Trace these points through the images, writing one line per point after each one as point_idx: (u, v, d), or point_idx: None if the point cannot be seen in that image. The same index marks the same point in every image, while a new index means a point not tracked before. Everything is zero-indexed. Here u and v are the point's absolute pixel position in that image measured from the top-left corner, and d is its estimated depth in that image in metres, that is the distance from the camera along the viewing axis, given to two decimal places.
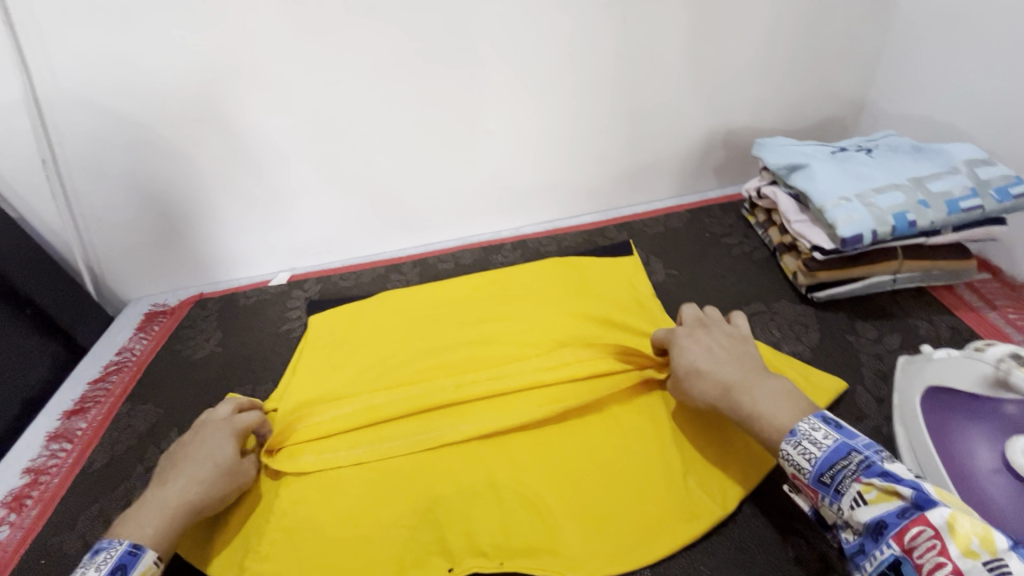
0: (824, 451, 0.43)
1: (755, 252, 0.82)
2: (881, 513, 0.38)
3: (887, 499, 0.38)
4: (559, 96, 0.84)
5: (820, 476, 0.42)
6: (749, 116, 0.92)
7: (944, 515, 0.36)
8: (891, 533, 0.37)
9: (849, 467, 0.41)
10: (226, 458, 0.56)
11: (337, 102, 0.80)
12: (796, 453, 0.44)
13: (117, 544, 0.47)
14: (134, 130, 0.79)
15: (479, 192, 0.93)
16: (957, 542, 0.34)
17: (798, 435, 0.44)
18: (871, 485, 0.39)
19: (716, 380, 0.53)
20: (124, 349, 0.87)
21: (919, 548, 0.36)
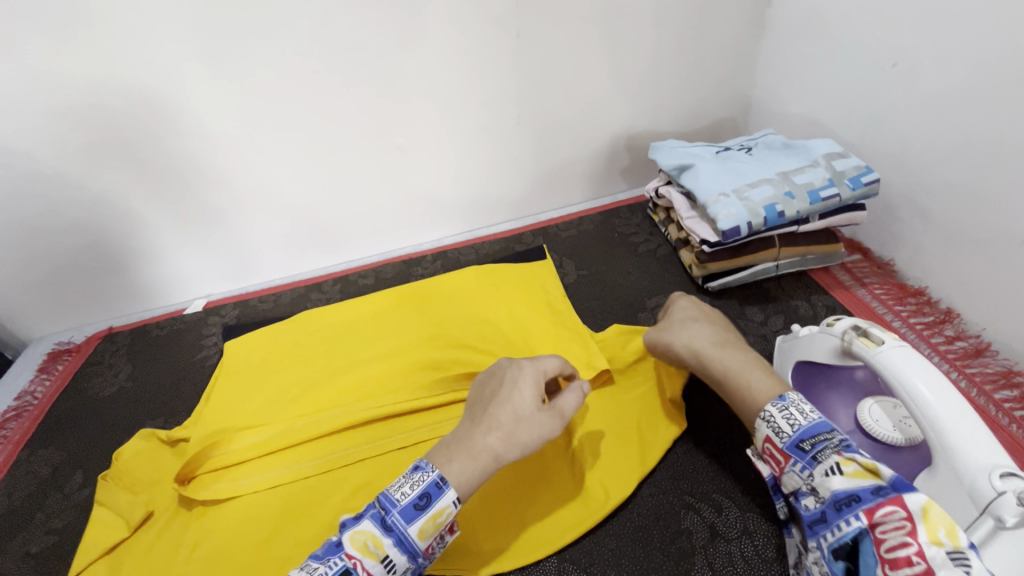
0: (808, 422, 0.44)
1: (659, 248, 0.87)
2: (854, 486, 0.40)
3: (863, 474, 0.40)
4: (464, 109, 0.86)
5: (799, 442, 0.44)
6: (647, 121, 0.97)
7: (922, 504, 0.37)
8: (862, 507, 0.39)
9: (831, 440, 0.43)
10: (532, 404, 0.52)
11: (237, 123, 0.79)
12: (780, 417, 0.46)
13: (430, 470, 0.46)
14: (15, 163, 0.74)
15: (396, 206, 0.94)
16: (927, 528, 0.36)
17: (786, 400, 0.46)
18: (850, 458, 0.41)
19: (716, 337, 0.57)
20: (24, 393, 0.82)
21: (886, 525, 0.38)
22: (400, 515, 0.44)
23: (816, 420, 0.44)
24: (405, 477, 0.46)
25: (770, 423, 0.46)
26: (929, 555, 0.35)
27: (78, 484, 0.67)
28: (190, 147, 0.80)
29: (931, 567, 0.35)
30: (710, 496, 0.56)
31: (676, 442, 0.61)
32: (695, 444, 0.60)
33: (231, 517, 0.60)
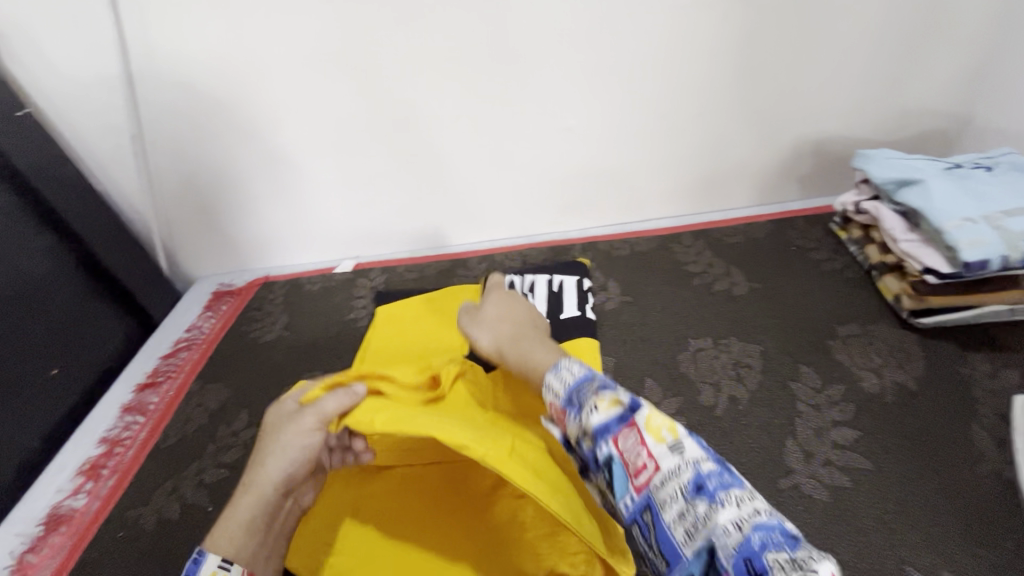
0: (575, 381, 0.44)
1: (847, 270, 0.77)
2: (606, 419, 0.39)
3: (610, 406, 0.40)
4: (645, 92, 0.81)
5: (569, 397, 0.42)
6: (843, 125, 0.86)
7: (648, 415, 0.39)
8: (612, 436, 0.38)
9: (592, 387, 0.42)
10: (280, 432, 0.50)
11: (418, 88, 0.78)
12: (556, 383, 0.45)
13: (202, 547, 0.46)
14: (219, 109, 0.79)
15: (551, 188, 0.91)
16: (654, 434, 0.38)
17: (559, 369, 0.46)
18: (604, 396, 0.40)
19: (502, 333, 0.58)
20: (193, 327, 0.88)
21: (628, 447, 0.38)
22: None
23: (581, 372, 0.44)
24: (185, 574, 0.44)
25: (551, 388, 0.45)
26: (656, 455, 0.37)
27: (244, 424, 0.71)
28: (368, 108, 0.80)
29: (657, 462, 0.37)
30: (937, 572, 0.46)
31: (890, 499, 0.51)
32: (914, 507, 0.50)
33: None
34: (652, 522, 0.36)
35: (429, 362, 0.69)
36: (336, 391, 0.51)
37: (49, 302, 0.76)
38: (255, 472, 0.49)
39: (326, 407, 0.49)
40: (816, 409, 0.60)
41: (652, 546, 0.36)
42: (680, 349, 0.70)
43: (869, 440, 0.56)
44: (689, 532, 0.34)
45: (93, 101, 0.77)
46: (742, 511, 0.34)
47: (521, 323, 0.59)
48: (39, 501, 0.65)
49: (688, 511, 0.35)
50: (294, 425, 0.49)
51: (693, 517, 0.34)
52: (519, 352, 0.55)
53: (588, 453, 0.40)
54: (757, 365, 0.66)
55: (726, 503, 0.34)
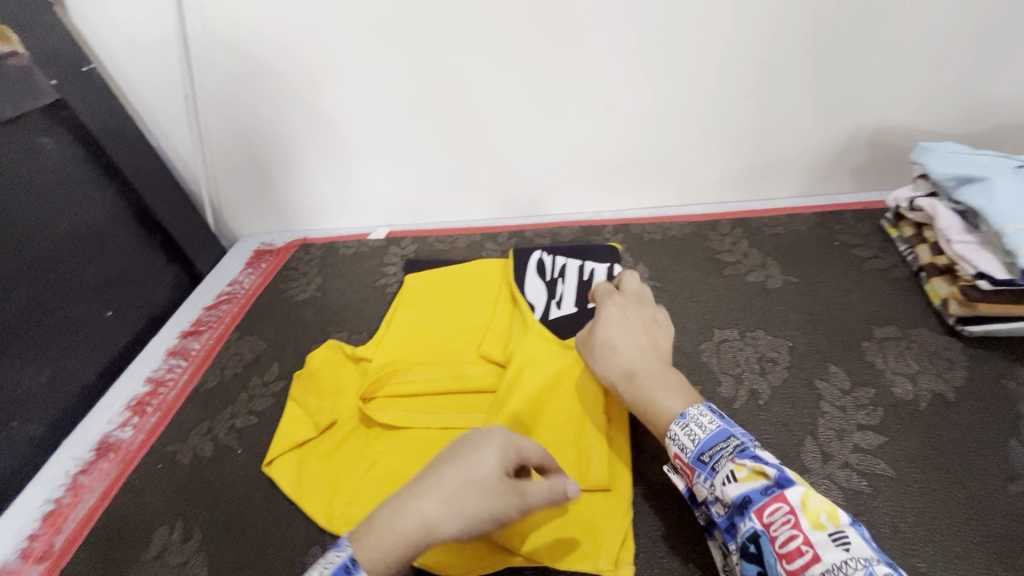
0: (709, 434, 0.43)
1: (893, 270, 0.73)
2: (745, 489, 0.39)
3: (751, 477, 0.39)
4: (693, 74, 0.78)
5: (700, 455, 0.43)
6: (906, 116, 0.81)
7: (801, 495, 0.37)
8: (752, 508, 0.38)
9: (727, 447, 0.42)
10: (500, 473, 0.42)
11: (459, 61, 0.78)
12: (683, 433, 0.44)
13: (343, 549, 0.40)
14: (267, 74, 0.81)
15: (587, 167, 0.90)
16: (809, 517, 0.36)
17: (687, 418, 0.45)
18: (744, 465, 0.40)
19: (629, 351, 0.53)
20: (235, 281, 0.93)
21: (775, 523, 0.37)
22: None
23: (713, 431, 0.43)
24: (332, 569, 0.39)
25: (676, 441, 0.45)
26: (815, 542, 0.35)
27: (275, 376, 0.74)
28: (410, 78, 0.80)
29: (816, 552, 0.35)
30: None
31: (910, 509, 0.49)
32: (933, 519, 0.49)
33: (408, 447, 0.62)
34: None
35: (450, 340, 0.73)
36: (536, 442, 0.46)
37: (106, 247, 0.82)
38: (457, 492, 0.41)
39: (536, 491, 0.43)
40: (841, 411, 0.58)
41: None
42: (704, 339, 0.68)
43: (894, 447, 0.54)
44: None
45: (152, 59, 0.80)
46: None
47: (651, 341, 0.54)
48: (92, 428, 0.71)
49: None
50: (490, 451, 0.43)
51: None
52: (644, 387, 0.50)
53: (724, 518, 0.41)
54: (783, 361, 0.64)
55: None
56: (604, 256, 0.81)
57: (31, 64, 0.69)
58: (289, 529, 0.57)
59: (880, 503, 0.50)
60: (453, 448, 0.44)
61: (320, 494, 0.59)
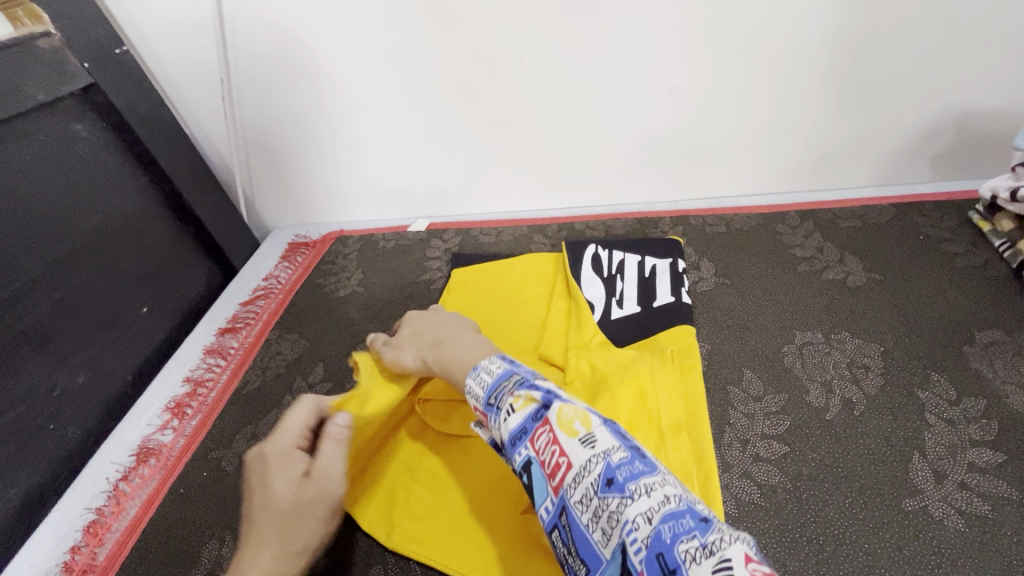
0: (494, 376, 0.42)
1: (990, 267, 0.67)
2: (521, 420, 0.38)
3: (525, 406, 0.38)
4: (766, 52, 0.72)
5: (487, 399, 0.41)
6: (1002, 98, 0.74)
7: (559, 410, 0.37)
8: (527, 438, 0.37)
9: (508, 384, 0.40)
10: (298, 485, 0.44)
11: (512, 41, 0.73)
12: (474, 384, 0.43)
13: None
14: (307, 56, 0.76)
15: (642, 155, 0.84)
16: (565, 430, 0.36)
17: (477, 368, 0.44)
18: (519, 394, 0.39)
19: (431, 329, 0.54)
20: (270, 276, 0.89)
21: (542, 446, 0.36)
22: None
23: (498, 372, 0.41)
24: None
25: (469, 394, 0.43)
26: (569, 452, 0.35)
27: (319, 376, 0.70)
28: (459, 59, 0.75)
29: (569, 460, 0.35)
30: None
31: None
32: None
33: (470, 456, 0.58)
34: (568, 525, 0.35)
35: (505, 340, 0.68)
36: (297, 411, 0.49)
37: (141, 241, 0.78)
38: (287, 523, 0.42)
39: (325, 463, 0.46)
40: (950, 424, 0.52)
41: (574, 553, 0.35)
42: (785, 342, 0.63)
43: (1017, 467, 0.48)
44: (604, 532, 0.32)
45: (186, 41, 0.76)
46: (656, 502, 0.31)
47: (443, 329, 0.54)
48: (131, 431, 0.68)
49: (603, 509, 0.33)
50: (278, 476, 0.44)
51: (608, 515, 0.32)
52: (445, 349, 0.50)
53: (508, 455, 0.39)
54: (878, 367, 0.58)
55: (637, 497, 0.31)
56: (667, 251, 0.76)
57: (62, 46, 0.65)
58: (347, 546, 0.53)
59: (1010, 530, 0.45)
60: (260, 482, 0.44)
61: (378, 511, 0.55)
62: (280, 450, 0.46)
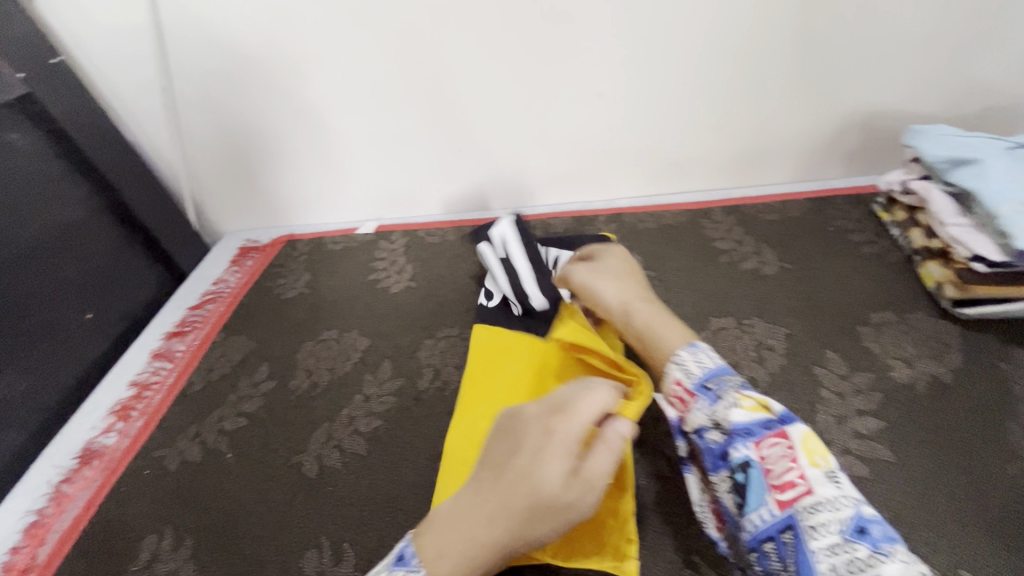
0: (714, 367, 0.51)
1: (888, 255, 0.73)
2: (750, 419, 0.47)
3: (757, 407, 0.48)
4: (684, 59, 0.77)
5: (705, 382, 0.50)
6: (898, 98, 0.80)
7: (801, 435, 0.46)
8: (753, 439, 0.46)
9: (732, 381, 0.50)
10: (563, 480, 0.45)
11: (446, 49, 0.76)
12: (688, 362, 0.52)
13: (418, 568, 0.45)
14: (247, 65, 0.78)
15: (577, 157, 0.89)
16: (808, 457, 0.45)
17: (695, 349, 0.53)
18: (748, 396, 0.48)
19: (619, 290, 0.62)
20: (219, 280, 0.91)
21: (772, 456, 0.45)
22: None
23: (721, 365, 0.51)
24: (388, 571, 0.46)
25: (681, 368, 0.52)
26: (810, 478, 0.44)
27: (264, 375, 0.72)
28: (396, 66, 0.78)
29: (810, 486, 0.43)
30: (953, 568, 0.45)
31: (910, 493, 0.49)
32: (933, 501, 0.49)
33: (406, 446, 0.61)
34: (792, 542, 0.41)
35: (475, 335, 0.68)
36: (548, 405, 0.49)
37: (84, 248, 0.79)
38: (524, 512, 0.44)
39: (592, 471, 0.45)
40: (840, 397, 0.57)
41: (784, 560, 0.41)
42: (701, 328, 0.67)
43: (895, 432, 0.54)
44: (843, 565, 0.39)
45: (125, 51, 0.77)
46: (908, 570, 0.39)
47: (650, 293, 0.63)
48: (74, 435, 0.69)
49: (849, 553, 0.40)
50: (549, 464, 0.45)
51: (855, 560, 0.39)
52: (654, 319, 0.58)
53: (714, 442, 0.48)
54: (781, 348, 0.63)
55: (892, 558, 0.39)
56: (599, 247, 0.80)
57: None
58: (283, 534, 0.55)
59: (883, 487, 0.50)
60: (495, 455, 0.49)
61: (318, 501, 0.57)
62: (540, 433, 0.47)
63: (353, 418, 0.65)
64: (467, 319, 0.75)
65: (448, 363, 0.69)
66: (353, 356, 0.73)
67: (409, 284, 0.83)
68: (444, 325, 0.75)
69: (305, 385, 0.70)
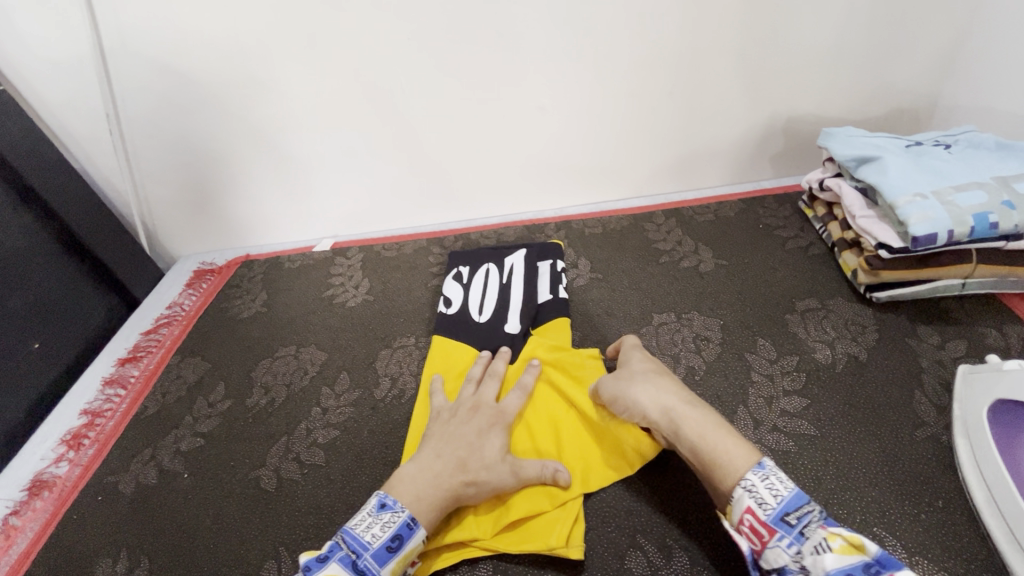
0: (789, 491, 0.42)
1: (812, 247, 0.79)
2: (846, 564, 0.38)
3: (851, 550, 0.38)
4: (618, 73, 0.81)
5: (785, 515, 0.41)
6: (814, 104, 0.87)
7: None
8: None
9: (814, 512, 0.41)
10: (501, 453, 0.54)
11: (390, 70, 0.79)
12: (762, 486, 0.43)
13: (401, 509, 0.48)
14: (194, 89, 0.80)
15: (525, 168, 0.93)
16: None
17: (766, 469, 0.44)
18: (837, 534, 0.39)
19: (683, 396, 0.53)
20: (174, 304, 0.90)
21: None
22: (372, 558, 0.45)
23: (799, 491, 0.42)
24: (372, 517, 0.48)
25: (752, 493, 0.43)
26: None
27: (221, 395, 0.72)
28: (343, 88, 0.80)
29: None
30: (869, 528, 0.48)
31: (831, 463, 0.53)
32: (852, 469, 0.53)
33: (363, 453, 0.62)
34: None
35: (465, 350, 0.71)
36: (490, 380, 0.63)
37: (28, 277, 0.77)
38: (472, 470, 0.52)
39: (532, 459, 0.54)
40: (769, 379, 0.62)
41: None
42: (644, 324, 0.71)
43: (817, 408, 0.58)
44: None
45: (66, 78, 0.77)
46: None
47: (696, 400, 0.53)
48: (23, 467, 0.68)
49: None
50: (491, 437, 0.55)
51: None
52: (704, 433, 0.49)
53: None
54: (716, 338, 0.68)
55: None
56: (547, 253, 0.84)
57: None
58: (242, 548, 0.56)
59: (807, 459, 0.54)
60: (444, 424, 0.57)
61: (271, 514, 0.58)
62: (488, 416, 0.57)
63: (311, 430, 0.66)
64: (422, 328, 0.78)
65: (404, 372, 0.71)
66: (311, 370, 0.74)
67: (365, 297, 0.85)
68: (400, 336, 0.77)
69: (263, 401, 0.70)
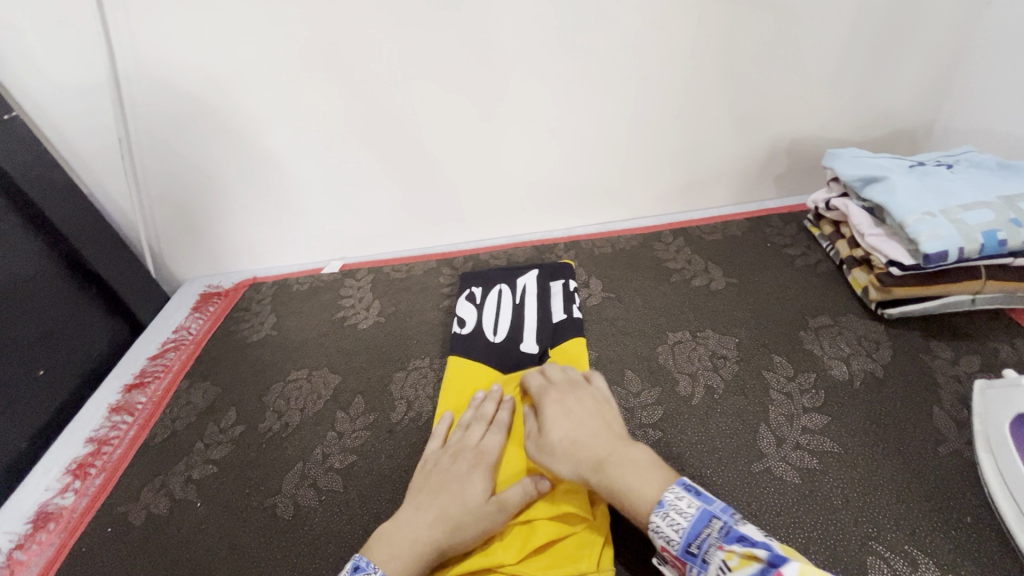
0: (689, 518, 0.41)
1: (820, 265, 0.80)
2: None
3: (745, 564, 0.36)
4: (626, 96, 0.83)
5: (687, 547, 0.40)
6: (815, 126, 0.90)
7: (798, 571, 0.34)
8: None
9: (713, 532, 0.40)
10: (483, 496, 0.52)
11: (402, 93, 0.80)
12: (665, 524, 0.41)
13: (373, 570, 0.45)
14: (206, 113, 0.80)
15: (535, 190, 0.94)
16: None
17: (665, 505, 0.42)
18: (733, 551, 0.37)
19: (591, 434, 0.51)
20: (181, 327, 0.89)
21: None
22: None
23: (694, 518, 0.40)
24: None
25: (659, 534, 0.42)
26: None
27: (232, 421, 0.71)
28: (356, 112, 0.81)
29: None
30: (900, 546, 0.48)
31: (856, 480, 0.53)
32: (877, 486, 0.53)
33: (382, 478, 0.61)
34: None
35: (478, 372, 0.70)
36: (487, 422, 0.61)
37: (36, 303, 0.76)
38: (460, 522, 0.50)
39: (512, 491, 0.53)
40: (788, 397, 0.62)
41: None
42: (659, 343, 0.72)
43: (838, 425, 0.58)
44: None
45: (79, 103, 0.77)
46: None
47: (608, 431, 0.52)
48: (27, 499, 0.65)
49: None
50: (474, 481, 0.53)
51: None
52: (614, 475, 0.46)
53: None
54: (733, 356, 0.68)
55: None
56: (559, 273, 0.85)
57: None
58: None
59: (834, 477, 0.54)
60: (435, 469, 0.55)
61: (290, 543, 0.56)
62: (468, 459, 0.56)
63: (326, 455, 0.65)
64: (436, 350, 0.77)
65: (420, 394, 0.71)
66: (324, 393, 0.73)
67: (377, 319, 0.84)
68: (414, 357, 0.76)
69: (277, 426, 0.69)
